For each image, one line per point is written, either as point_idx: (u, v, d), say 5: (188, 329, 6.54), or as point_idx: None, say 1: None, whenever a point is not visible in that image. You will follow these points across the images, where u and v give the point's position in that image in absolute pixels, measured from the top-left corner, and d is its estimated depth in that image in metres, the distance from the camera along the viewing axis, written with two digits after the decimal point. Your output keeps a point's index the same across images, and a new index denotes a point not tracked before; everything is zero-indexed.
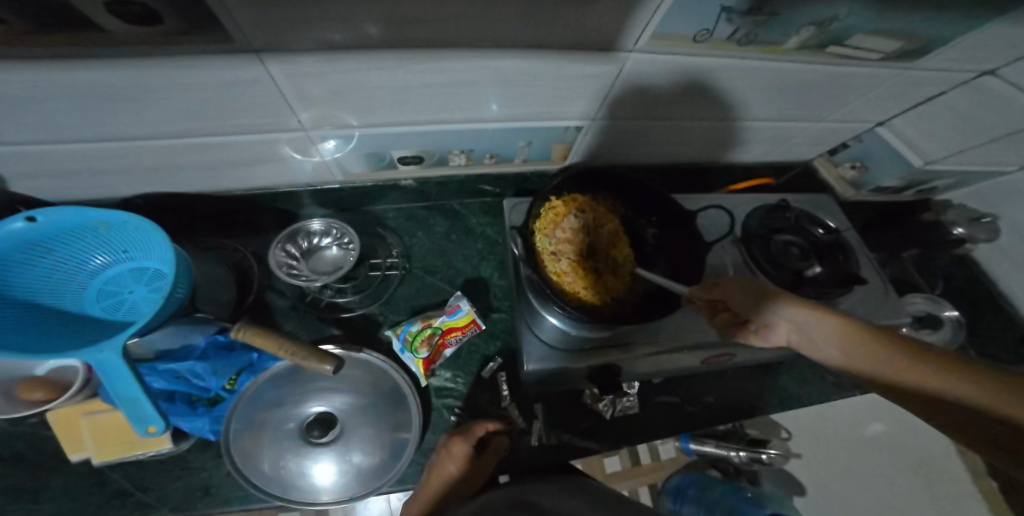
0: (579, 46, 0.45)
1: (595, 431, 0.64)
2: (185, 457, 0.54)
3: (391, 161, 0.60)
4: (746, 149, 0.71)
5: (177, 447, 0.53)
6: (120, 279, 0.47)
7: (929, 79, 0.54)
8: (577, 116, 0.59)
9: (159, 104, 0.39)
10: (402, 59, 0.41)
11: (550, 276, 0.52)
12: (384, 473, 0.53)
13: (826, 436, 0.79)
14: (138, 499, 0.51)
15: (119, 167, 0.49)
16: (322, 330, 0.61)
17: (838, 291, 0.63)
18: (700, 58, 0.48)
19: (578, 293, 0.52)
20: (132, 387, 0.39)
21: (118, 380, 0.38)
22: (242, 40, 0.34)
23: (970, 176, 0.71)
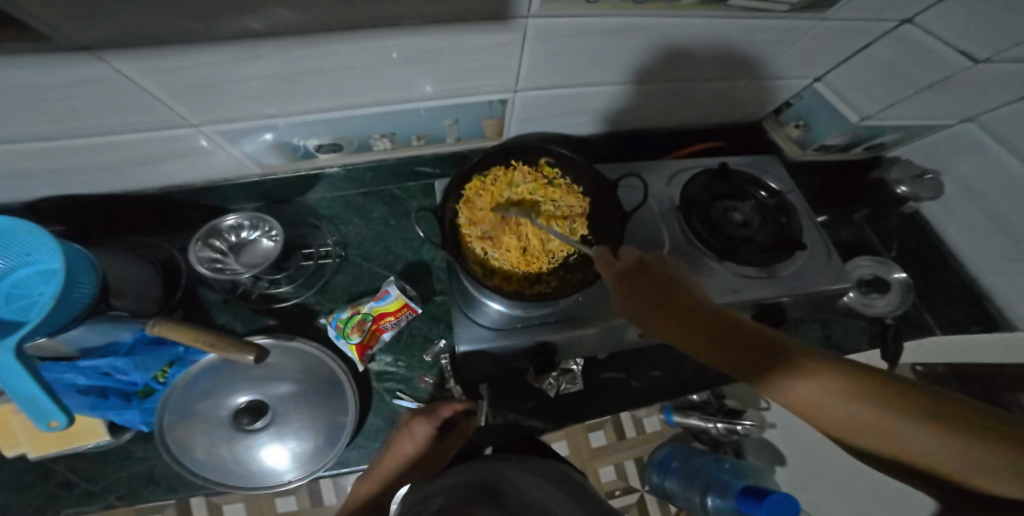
0: (468, 17, 0.43)
1: (538, 409, 0.65)
2: (127, 447, 0.58)
3: (307, 150, 0.59)
4: (683, 112, 0.69)
5: (115, 439, 0.57)
6: (27, 282, 0.48)
7: (854, 30, 0.52)
8: (497, 88, 0.56)
9: (21, 108, 0.39)
10: (273, 46, 0.40)
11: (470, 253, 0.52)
12: (318, 458, 0.55)
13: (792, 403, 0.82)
14: (85, 489, 0.56)
15: (14, 172, 0.48)
16: (256, 321, 0.62)
17: (784, 253, 0.61)
18: (596, 20, 0.45)
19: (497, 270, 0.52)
20: (31, 387, 0.42)
21: (13, 379, 0.41)
22: (64, 39, 0.33)
23: (915, 130, 0.69)
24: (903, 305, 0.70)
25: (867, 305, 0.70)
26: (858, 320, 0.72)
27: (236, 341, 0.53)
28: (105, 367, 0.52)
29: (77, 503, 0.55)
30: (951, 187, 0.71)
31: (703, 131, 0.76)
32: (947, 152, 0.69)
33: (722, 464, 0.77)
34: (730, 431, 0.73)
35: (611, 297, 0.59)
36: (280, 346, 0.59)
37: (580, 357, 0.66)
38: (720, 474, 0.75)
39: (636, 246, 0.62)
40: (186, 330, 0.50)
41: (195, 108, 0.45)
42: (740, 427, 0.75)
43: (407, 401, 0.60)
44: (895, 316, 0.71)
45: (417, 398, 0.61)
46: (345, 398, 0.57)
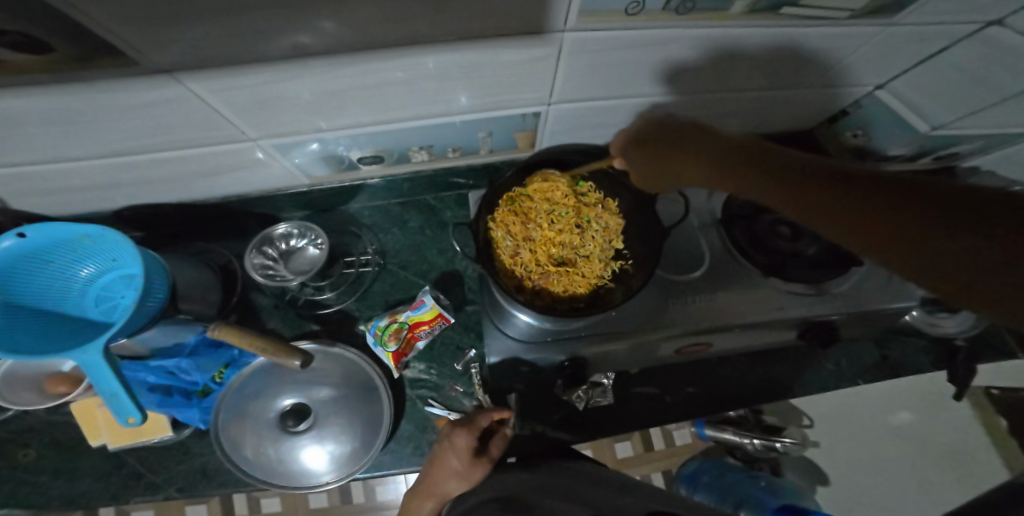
0: (508, 33, 0.43)
1: (568, 422, 0.64)
2: (186, 443, 0.60)
3: (351, 162, 0.61)
4: (727, 121, 0.66)
5: (177, 435, 0.58)
6: (112, 286, 0.52)
7: (929, 34, 0.49)
8: (533, 102, 0.56)
9: (109, 125, 0.43)
10: (331, 65, 0.42)
11: (503, 267, 0.54)
12: (358, 461, 0.56)
13: (847, 425, 0.78)
14: (149, 480, 0.58)
15: (97, 184, 0.53)
16: (303, 325, 0.65)
17: (838, 271, 0.58)
18: (640, 31, 0.44)
19: (529, 282, 0.54)
20: (113, 383, 0.43)
21: (100, 374, 0.42)
22: (149, 62, 0.36)
23: (993, 139, 0.62)
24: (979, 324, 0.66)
25: (933, 325, 0.64)
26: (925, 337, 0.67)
27: (284, 345, 0.54)
28: (172, 367, 0.56)
29: (142, 493, 0.58)
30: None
31: (747, 141, 0.73)
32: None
33: (756, 483, 0.70)
34: (772, 446, 0.70)
35: (650, 311, 0.57)
36: (324, 352, 0.60)
37: (612, 372, 0.64)
38: (755, 491, 0.68)
39: (676, 261, 0.60)
40: (238, 337, 0.52)
41: (254, 122, 0.48)
42: (778, 444, 0.70)
43: (440, 410, 0.61)
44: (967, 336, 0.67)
45: (450, 408, 0.61)
46: (382, 404, 0.58)
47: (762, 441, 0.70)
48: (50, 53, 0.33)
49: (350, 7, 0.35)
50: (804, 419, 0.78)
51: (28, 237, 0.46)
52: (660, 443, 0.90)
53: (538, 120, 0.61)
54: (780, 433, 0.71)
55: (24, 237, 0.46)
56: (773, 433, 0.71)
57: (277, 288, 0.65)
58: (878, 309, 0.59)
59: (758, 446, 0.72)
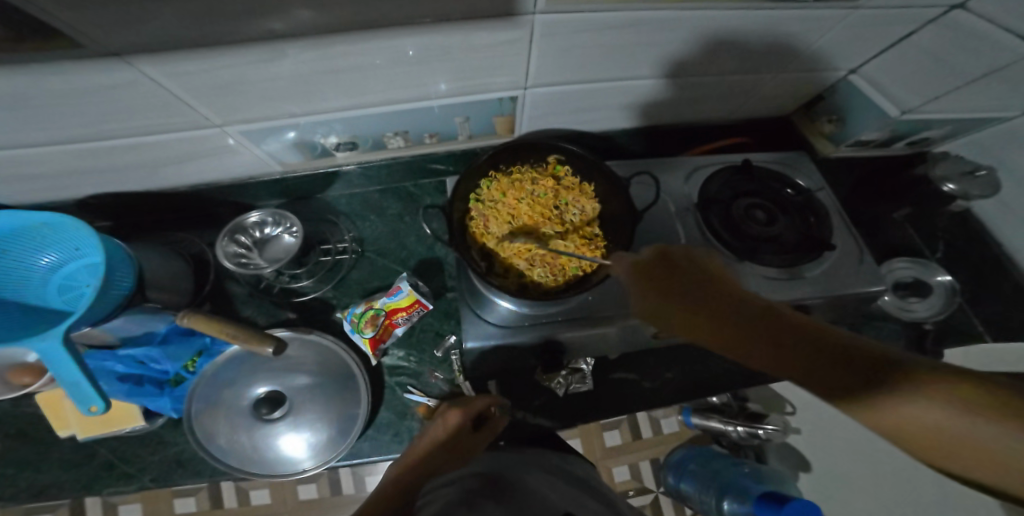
0: (475, 16, 0.42)
1: (548, 407, 0.65)
2: (160, 432, 0.59)
3: (325, 149, 0.60)
4: (705, 106, 0.66)
5: (150, 424, 0.58)
6: (77, 275, 0.51)
7: (897, 18, 0.49)
8: (506, 86, 0.55)
9: (62, 111, 0.41)
10: (293, 49, 0.41)
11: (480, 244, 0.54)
12: (333, 447, 0.56)
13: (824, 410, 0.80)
14: (123, 470, 0.58)
15: (58, 171, 0.52)
16: (278, 314, 0.64)
17: (810, 257, 0.59)
18: (609, 13, 0.44)
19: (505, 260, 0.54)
20: (74, 372, 0.42)
21: (59, 363, 0.42)
22: (98, 46, 0.35)
23: (963, 123, 0.63)
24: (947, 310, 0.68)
25: (904, 309, 0.68)
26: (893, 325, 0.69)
27: (256, 331, 0.54)
28: (141, 357, 0.56)
29: (116, 483, 0.57)
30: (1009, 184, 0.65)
31: (725, 127, 0.73)
32: (1002, 146, 0.63)
33: (741, 468, 0.74)
34: (755, 433, 0.73)
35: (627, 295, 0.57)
36: (299, 339, 0.60)
37: (591, 356, 0.65)
38: (738, 478, 0.72)
39: (651, 247, 0.60)
40: (210, 322, 0.52)
41: (217, 107, 0.47)
42: (760, 431, 0.73)
43: (417, 395, 0.61)
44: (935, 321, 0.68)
45: (428, 394, 0.61)
46: (359, 391, 0.59)
47: (745, 428, 0.73)
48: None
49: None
50: (786, 406, 0.80)
51: None
52: (647, 432, 0.91)
53: (515, 104, 0.60)
54: (762, 420, 0.74)
55: None
56: (756, 419, 0.74)
57: (253, 276, 0.64)
58: (848, 292, 0.59)
59: (741, 433, 0.75)
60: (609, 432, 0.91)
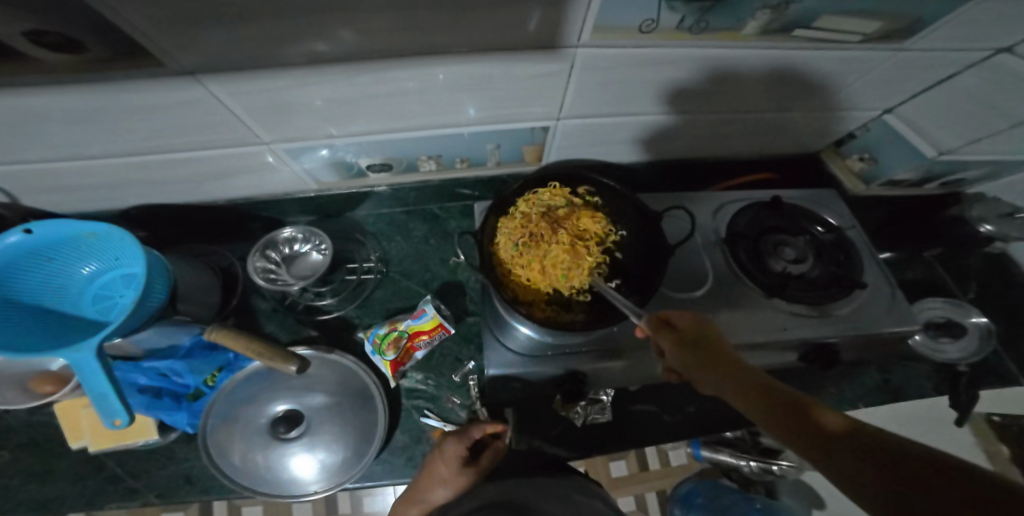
0: (520, 47, 0.43)
1: (566, 437, 0.61)
2: (171, 448, 0.56)
3: (360, 169, 0.61)
4: (738, 141, 0.66)
5: (162, 439, 0.55)
6: (112, 285, 0.49)
7: (937, 61, 0.49)
8: (541, 116, 0.56)
9: (126, 124, 0.43)
10: (343, 72, 0.43)
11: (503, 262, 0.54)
12: (348, 470, 0.53)
13: None
14: (128, 485, 0.54)
15: (105, 183, 0.52)
16: (299, 331, 0.62)
17: (840, 295, 0.58)
18: (656, 50, 0.44)
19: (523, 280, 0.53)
20: (104, 383, 0.42)
21: (91, 375, 0.41)
22: (173, 64, 0.37)
23: (998, 166, 0.62)
24: (983, 351, 0.68)
25: (936, 350, 0.68)
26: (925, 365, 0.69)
27: (279, 349, 0.53)
28: (164, 369, 0.54)
29: (120, 498, 0.53)
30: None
31: (755, 162, 0.73)
32: None
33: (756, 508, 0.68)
34: (767, 469, 0.69)
35: None
36: (320, 358, 0.58)
37: (612, 387, 0.62)
38: None
39: (678, 283, 0.59)
40: (233, 338, 0.51)
41: (268, 126, 0.49)
42: (774, 467, 0.69)
43: (435, 423, 0.58)
44: (969, 363, 0.68)
45: (446, 419, 0.58)
46: (377, 414, 0.56)
47: (759, 463, 0.69)
48: (88, 52, 0.34)
49: (356, 9, 0.35)
50: None
51: (34, 234, 0.46)
52: (655, 462, 0.87)
53: (546, 134, 0.61)
54: (777, 455, 0.70)
55: (30, 234, 0.45)
56: (769, 455, 0.70)
57: (279, 292, 0.63)
58: (883, 332, 0.58)
59: (754, 468, 0.70)
60: (616, 460, 0.87)
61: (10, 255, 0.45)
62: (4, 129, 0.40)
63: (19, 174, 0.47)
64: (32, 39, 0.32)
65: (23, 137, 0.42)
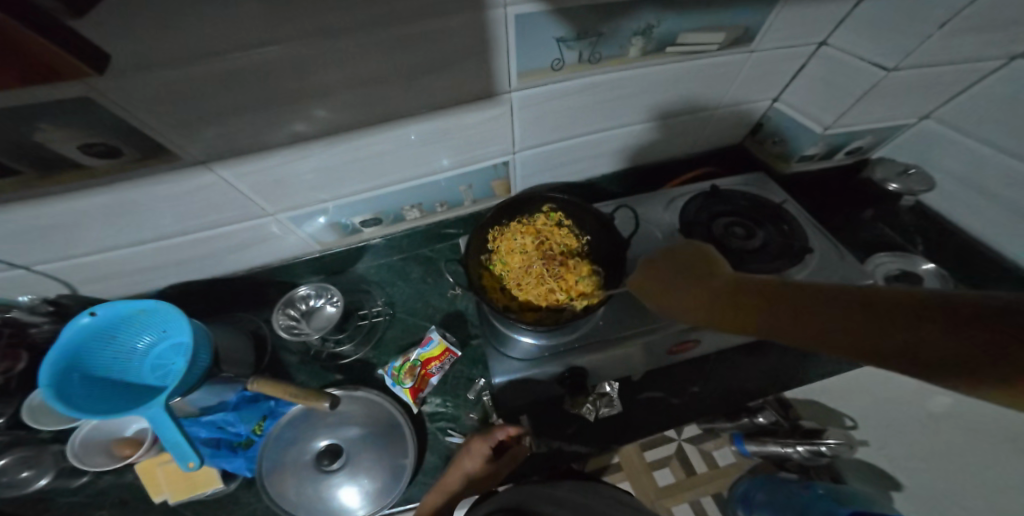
0: (465, 100, 0.56)
1: (583, 433, 0.63)
2: (236, 494, 0.55)
3: (355, 226, 0.70)
4: (672, 145, 0.78)
5: (228, 486, 0.55)
6: (166, 354, 0.54)
7: (788, 55, 0.63)
8: (499, 153, 0.67)
9: (158, 211, 0.53)
10: (330, 143, 0.54)
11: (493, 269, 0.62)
12: (393, 490, 0.54)
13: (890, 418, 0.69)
14: None
15: (149, 265, 0.60)
16: (327, 376, 0.66)
17: (787, 263, 0.60)
18: (571, 82, 0.57)
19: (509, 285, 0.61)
20: (175, 433, 0.46)
21: (163, 427, 0.45)
22: (187, 157, 0.48)
23: (882, 133, 0.72)
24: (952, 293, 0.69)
25: None
26: None
27: (309, 391, 0.56)
28: (220, 421, 0.56)
29: None
30: (942, 180, 0.71)
31: (695, 160, 0.84)
32: (918, 148, 0.72)
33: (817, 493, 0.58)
34: (819, 452, 0.61)
35: (638, 308, 0.62)
36: (347, 396, 0.61)
37: (614, 378, 0.65)
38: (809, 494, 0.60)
39: None
40: (272, 386, 0.54)
41: (271, 199, 0.59)
42: (823, 448, 0.60)
43: (457, 442, 0.60)
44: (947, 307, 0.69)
45: (466, 435, 0.61)
46: (406, 441, 0.57)
47: (806, 446, 0.61)
48: (123, 157, 0.45)
49: (332, 92, 0.48)
50: (846, 419, 0.68)
51: (99, 315, 0.49)
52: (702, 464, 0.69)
53: (508, 168, 0.72)
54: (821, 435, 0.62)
55: (96, 315, 0.49)
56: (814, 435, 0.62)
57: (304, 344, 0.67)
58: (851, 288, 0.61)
59: (804, 454, 0.62)
60: (659, 467, 0.69)
61: (82, 335, 0.48)
62: (66, 227, 0.50)
63: (78, 266, 0.56)
64: (83, 151, 0.43)
65: (75, 234, 0.51)
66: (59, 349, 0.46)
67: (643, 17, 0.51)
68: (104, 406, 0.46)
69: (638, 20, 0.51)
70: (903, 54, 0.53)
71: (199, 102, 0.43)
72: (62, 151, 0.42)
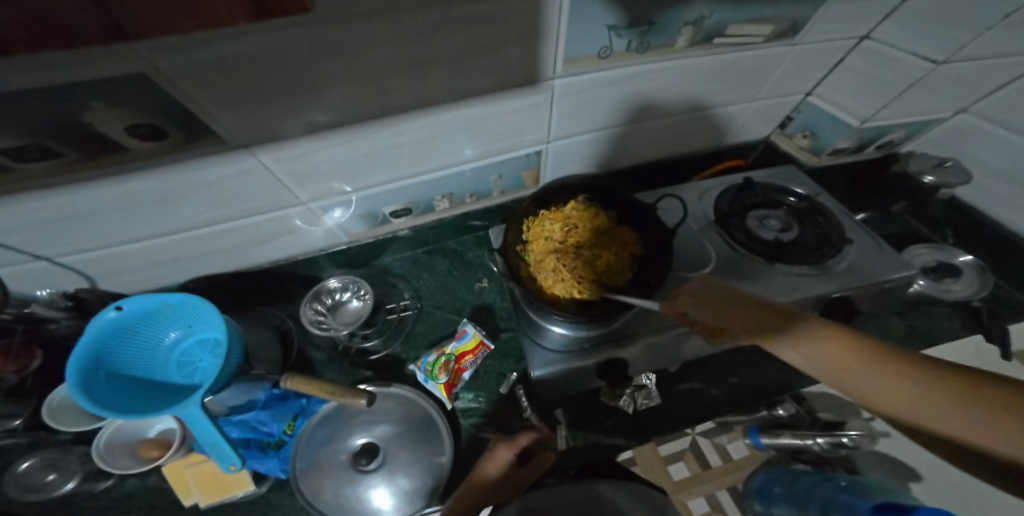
0: (511, 86, 0.54)
1: (621, 427, 0.62)
2: (267, 496, 0.53)
3: (383, 217, 0.68)
4: (703, 138, 0.77)
5: (258, 488, 0.53)
6: (190, 351, 0.50)
7: (827, 50, 0.63)
8: (534, 142, 0.66)
9: (190, 200, 0.50)
10: (370, 127, 0.52)
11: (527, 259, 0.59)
12: (433, 489, 0.52)
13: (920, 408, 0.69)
14: None
15: (171, 258, 0.57)
16: (356, 373, 0.63)
17: (833, 252, 0.60)
18: (616, 70, 0.56)
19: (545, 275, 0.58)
20: (213, 434, 0.44)
21: (203, 427, 0.43)
22: (232, 140, 0.45)
23: (913, 127, 0.73)
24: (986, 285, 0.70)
25: (943, 289, 0.70)
26: (942, 308, 0.72)
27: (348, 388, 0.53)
28: (251, 420, 0.53)
29: None
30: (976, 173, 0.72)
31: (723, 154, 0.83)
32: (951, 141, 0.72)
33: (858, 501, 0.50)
34: (840, 444, 0.58)
35: None
36: (380, 394, 0.59)
37: (652, 371, 0.64)
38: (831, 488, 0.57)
39: (688, 259, 0.62)
40: (309, 384, 0.51)
41: (305, 185, 0.56)
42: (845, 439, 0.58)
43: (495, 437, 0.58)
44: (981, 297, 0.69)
45: (500, 431, 0.59)
46: (444, 438, 0.56)
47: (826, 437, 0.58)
48: (167, 139, 0.42)
49: (381, 74, 0.46)
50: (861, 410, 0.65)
51: (124, 310, 0.47)
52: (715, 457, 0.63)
53: (540, 157, 0.70)
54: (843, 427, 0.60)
55: (122, 310, 0.46)
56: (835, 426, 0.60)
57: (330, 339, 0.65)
58: (884, 281, 0.59)
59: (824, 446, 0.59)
60: (673, 461, 0.62)
61: (109, 329, 0.46)
62: (93, 216, 0.46)
63: (99, 258, 0.52)
64: (130, 132, 0.40)
65: (101, 223, 0.48)
66: (84, 346, 0.43)
67: (697, 7, 0.50)
68: (133, 406, 0.43)
69: (691, 10, 0.50)
70: (955, 47, 0.54)
71: (247, 82, 0.40)
72: (110, 132, 0.39)
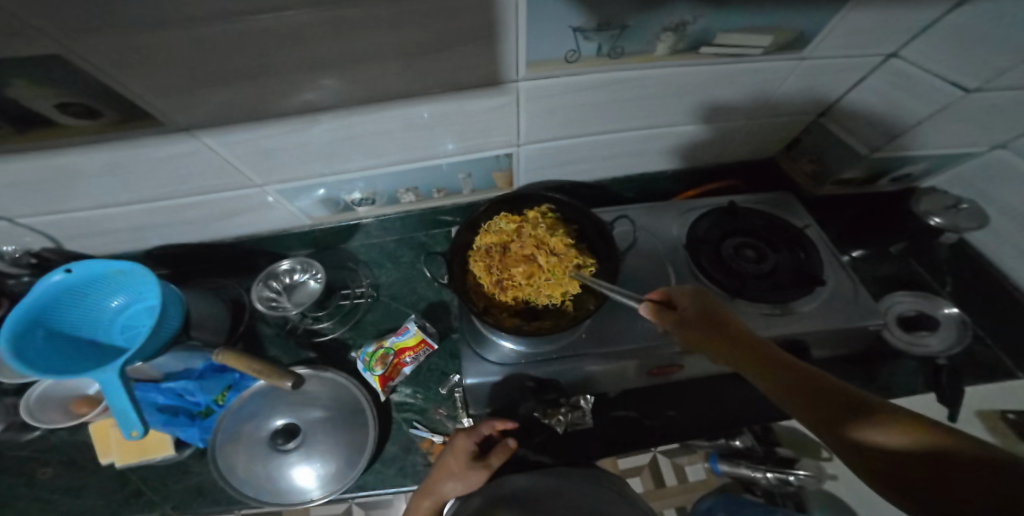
0: (470, 86, 0.51)
1: (549, 446, 0.62)
2: (187, 463, 0.58)
3: (346, 204, 0.68)
4: (695, 152, 0.71)
5: (178, 454, 0.58)
6: (138, 316, 0.54)
7: (845, 66, 0.55)
8: (503, 144, 0.62)
9: (142, 175, 0.52)
10: (317, 120, 0.51)
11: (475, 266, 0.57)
12: (342, 478, 0.54)
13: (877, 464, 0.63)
14: (148, 498, 0.56)
15: (136, 225, 0.60)
16: (299, 353, 0.66)
17: (800, 292, 0.54)
18: (583, 76, 0.51)
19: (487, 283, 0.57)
20: (123, 400, 0.45)
21: (115, 393, 0.45)
22: (172, 122, 0.46)
23: (941, 159, 0.66)
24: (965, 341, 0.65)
25: (916, 343, 0.65)
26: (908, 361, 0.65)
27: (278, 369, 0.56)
28: (180, 389, 0.58)
29: (138, 512, 0.55)
30: (997, 219, 0.65)
31: (717, 172, 0.77)
32: (979, 179, 0.66)
33: None
34: (787, 481, 0.56)
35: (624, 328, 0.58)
36: (316, 376, 0.61)
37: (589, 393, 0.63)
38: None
39: (639, 286, 0.59)
40: (236, 359, 0.53)
41: (259, 169, 0.56)
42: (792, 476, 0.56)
43: (422, 435, 0.60)
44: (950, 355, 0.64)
45: (436, 431, 0.60)
46: (367, 430, 0.57)
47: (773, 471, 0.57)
48: (106, 118, 0.43)
49: (320, 68, 0.44)
50: (823, 451, 0.63)
51: (73, 273, 0.50)
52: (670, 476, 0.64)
53: (511, 160, 0.67)
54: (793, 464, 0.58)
55: (70, 273, 0.50)
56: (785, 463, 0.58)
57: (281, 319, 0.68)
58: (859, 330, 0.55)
59: (772, 480, 0.57)
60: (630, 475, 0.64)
61: (56, 290, 0.49)
62: (50, 184, 0.49)
63: (66, 221, 0.56)
64: (61, 111, 0.41)
65: (60, 191, 0.51)
66: (27, 304, 0.47)
67: (678, 11, 0.44)
68: (65, 366, 0.47)
69: (672, 13, 0.44)
70: (989, 75, 0.47)
71: (174, 70, 0.40)
72: (39, 108, 0.41)
